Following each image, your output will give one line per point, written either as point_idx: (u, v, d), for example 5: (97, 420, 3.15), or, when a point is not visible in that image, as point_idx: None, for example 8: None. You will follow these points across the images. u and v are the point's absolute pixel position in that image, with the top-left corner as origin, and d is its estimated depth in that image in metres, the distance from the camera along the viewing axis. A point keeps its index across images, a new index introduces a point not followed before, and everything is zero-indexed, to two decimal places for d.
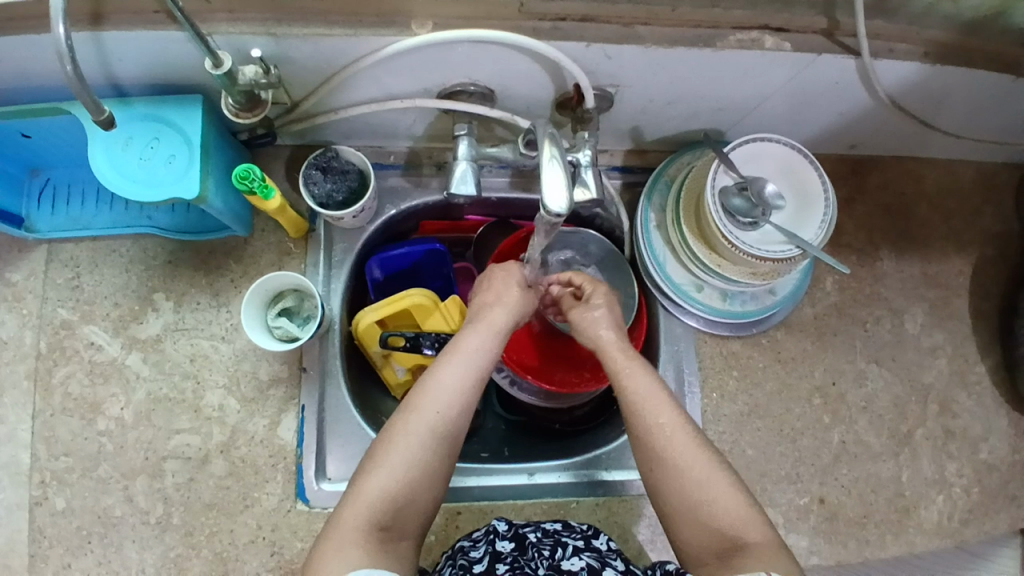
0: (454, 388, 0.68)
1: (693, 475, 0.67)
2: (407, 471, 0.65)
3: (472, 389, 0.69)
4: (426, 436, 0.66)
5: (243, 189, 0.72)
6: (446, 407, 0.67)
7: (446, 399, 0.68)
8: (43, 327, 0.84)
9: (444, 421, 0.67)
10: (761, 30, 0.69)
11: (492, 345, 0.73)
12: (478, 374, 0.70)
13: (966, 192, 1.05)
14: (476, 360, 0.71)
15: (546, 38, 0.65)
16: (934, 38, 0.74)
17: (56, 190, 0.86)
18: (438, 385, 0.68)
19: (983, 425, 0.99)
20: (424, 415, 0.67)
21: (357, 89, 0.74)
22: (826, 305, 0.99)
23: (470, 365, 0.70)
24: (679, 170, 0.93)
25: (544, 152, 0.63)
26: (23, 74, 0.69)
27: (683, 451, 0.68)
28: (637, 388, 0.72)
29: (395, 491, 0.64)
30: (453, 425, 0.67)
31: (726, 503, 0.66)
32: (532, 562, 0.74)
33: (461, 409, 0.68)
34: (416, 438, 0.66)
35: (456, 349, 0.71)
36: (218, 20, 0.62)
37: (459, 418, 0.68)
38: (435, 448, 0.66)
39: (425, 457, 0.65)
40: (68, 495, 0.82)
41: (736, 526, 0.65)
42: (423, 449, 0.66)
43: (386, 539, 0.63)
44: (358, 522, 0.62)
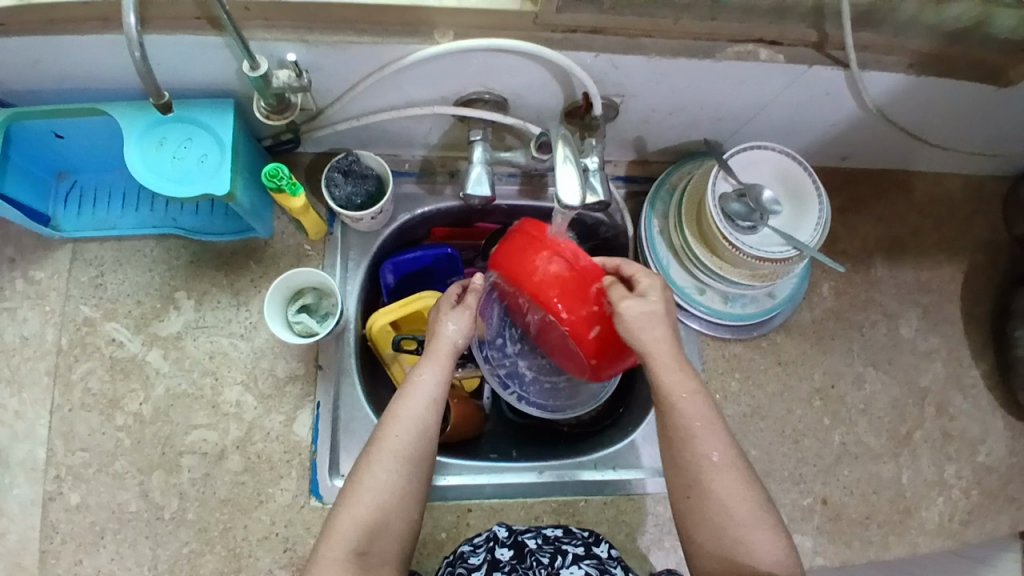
0: (413, 422, 0.71)
1: (726, 497, 0.70)
2: (377, 504, 0.68)
3: (432, 419, 0.72)
4: (391, 470, 0.69)
5: (272, 186, 0.77)
6: (407, 439, 0.70)
7: (405, 431, 0.70)
8: (66, 324, 0.87)
9: (405, 455, 0.69)
10: (756, 43, 0.74)
11: (443, 374, 0.73)
12: (434, 408, 0.72)
13: (956, 203, 1.10)
14: (430, 395, 0.72)
15: (557, 49, 0.70)
16: (919, 50, 0.79)
17: (83, 192, 0.90)
18: (395, 421, 0.71)
19: (980, 428, 1.02)
20: (385, 450, 0.69)
21: (379, 97, 0.79)
22: (823, 309, 1.02)
23: (424, 397, 0.72)
24: (680, 179, 0.98)
25: (558, 153, 0.67)
26: (64, 77, 0.74)
27: (719, 478, 0.70)
28: (689, 410, 0.72)
29: (368, 526, 0.67)
30: (416, 455, 0.70)
31: (753, 530, 0.69)
32: (530, 571, 0.79)
33: (421, 442, 0.70)
34: (380, 476, 0.68)
35: (409, 388, 0.73)
36: (254, 28, 0.67)
37: (421, 451, 0.70)
38: (402, 481, 0.69)
39: (392, 490, 0.68)
40: (83, 491, 0.83)
41: (757, 556, 0.69)
42: (391, 483, 0.68)
43: (367, 565, 0.66)
44: (337, 556, 0.66)
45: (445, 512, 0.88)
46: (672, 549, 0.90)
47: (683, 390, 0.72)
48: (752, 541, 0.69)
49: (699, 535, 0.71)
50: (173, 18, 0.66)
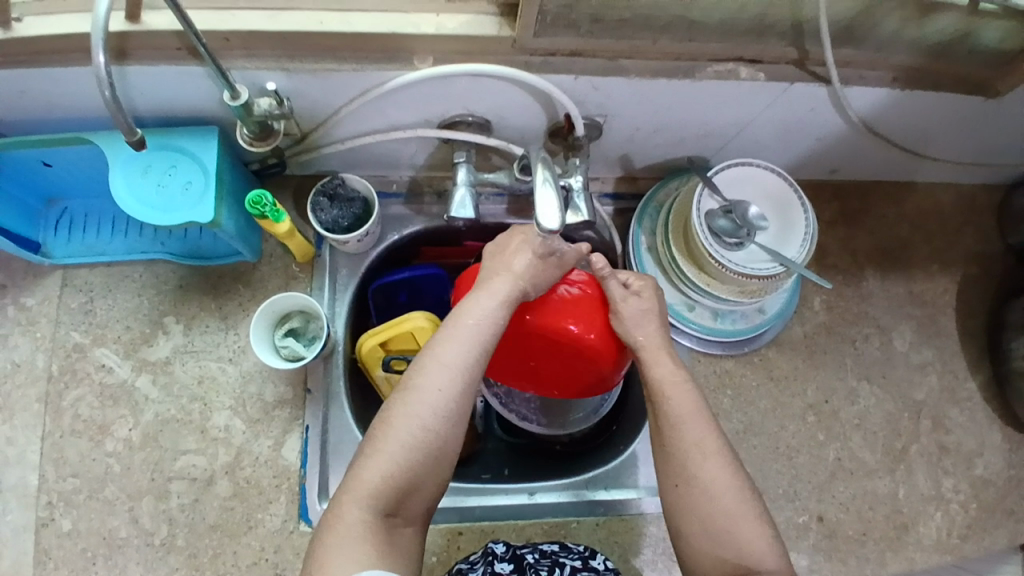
0: (456, 368, 0.64)
1: (712, 482, 0.65)
2: (409, 457, 0.61)
3: (475, 369, 0.65)
4: (428, 419, 0.62)
5: (255, 213, 0.77)
6: (446, 387, 0.63)
7: (448, 376, 0.64)
8: (56, 350, 0.87)
9: (446, 401, 0.63)
10: (737, 61, 0.74)
11: (496, 319, 0.67)
12: (478, 354, 0.65)
13: (948, 213, 1.09)
14: (475, 340, 0.65)
15: (537, 72, 0.71)
16: (904, 64, 0.79)
17: (73, 218, 0.91)
18: (438, 364, 0.64)
19: (977, 441, 1.00)
20: (425, 397, 0.62)
21: (363, 121, 0.80)
22: (815, 323, 1.02)
23: (469, 341, 0.65)
24: (667, 196, 0.98)
25: (538, 175, 0.68)
26: (50, 105, 0.74)
27: (703, 463, 0.65)
28: (674, 395, 0.68)
29: (399, 480, 0.60)
30: (456, 407, 0.63)
31: (750, 526, 0.64)
32: None
33: (462, 392, 0.64)
34: (416, 421, 0.62)
35: (457, 325, 0.66)
36: (235, 57, 0.68)
37: (461, 402, 0.63)
38: (438, 432, 0.62)
39: (427, 441, 0.62)
40: (74, 517, 0.83)
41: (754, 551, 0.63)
42: (428, 432, 0.62)
43: (391, 526, 0.61)
44: (355, 514, 0.59)
45: (435, 535, 0.87)
46: (666, 569, 0.89)
47: (675, 380, 0.69)
48: (754, 546, 0.63)
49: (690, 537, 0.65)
50: (155, 49, 0.66)
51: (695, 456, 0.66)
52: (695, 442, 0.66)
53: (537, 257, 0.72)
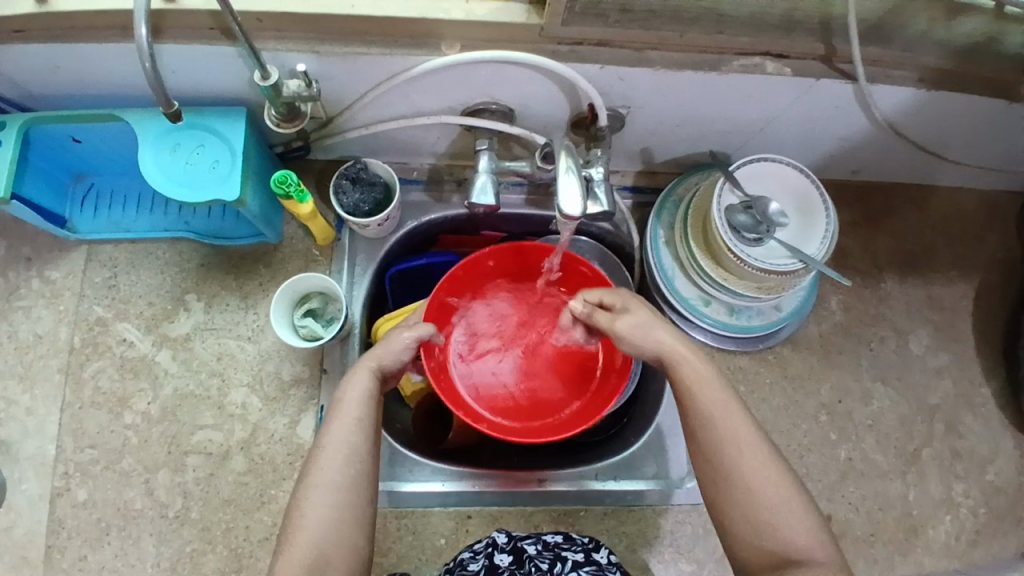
0: (342, 449, 0.66)
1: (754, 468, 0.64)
2: (322, 541, 0.63)
3: (363, 441, 0.67)
4: (331, 500, 0.64)
5: (280, 193, 0.78)
6: (337, 469, 0.65)
7: (340, 455, 0.66)
8: (78, 323, 0.89)
9: (343, 478, 0.65)
10: (763, 56, 0.74)
11: (364, 396, 0.69)
12: (365, 427, 0.68)
13: (969, 218, 1.09)
14: (360, 416, 0.68)
15: (563, 60, 0.71)
16: (933, 64, 0.78)
17: (98, 194, 0.92)
18: (328, 449, 0.66)
19: (989, 447, 1.00)
20: (322, 482, 0.65)
21: (389, 106, 0.80)
22: (831, 323, 1.01)
23: (349, 419, 0.68)
24: (687, 190, 0.97)
25: (561, 164, 0.68)
26: (83, 81, 0.76)
27: (756, 462, 0.64)
28: (704, 391, 0.67)
29: (311, 564, 0.61)
30: (353, 481, 0.65)
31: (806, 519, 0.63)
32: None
33: (355, 465, 0.66)
34: (319, 506, 0.64)
35: (338, 410, 0.69)
36: (266, 38, 0.69)
37: (357, 477, 0.66)
38: (341, 507, 0.64)
39: (334, 523, 0.63)
40: (91, 487, 0.84)
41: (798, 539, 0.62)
42: (332, 519, 0.63)
43: None
44: None
45: (445, 519, 0.89)
46: (672, 562, 0.90)
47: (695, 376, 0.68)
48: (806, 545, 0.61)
49: (740, 526, 0.63)
50: (189, 28, 0.67)
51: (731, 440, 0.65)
52: (747, 452, 0.64)
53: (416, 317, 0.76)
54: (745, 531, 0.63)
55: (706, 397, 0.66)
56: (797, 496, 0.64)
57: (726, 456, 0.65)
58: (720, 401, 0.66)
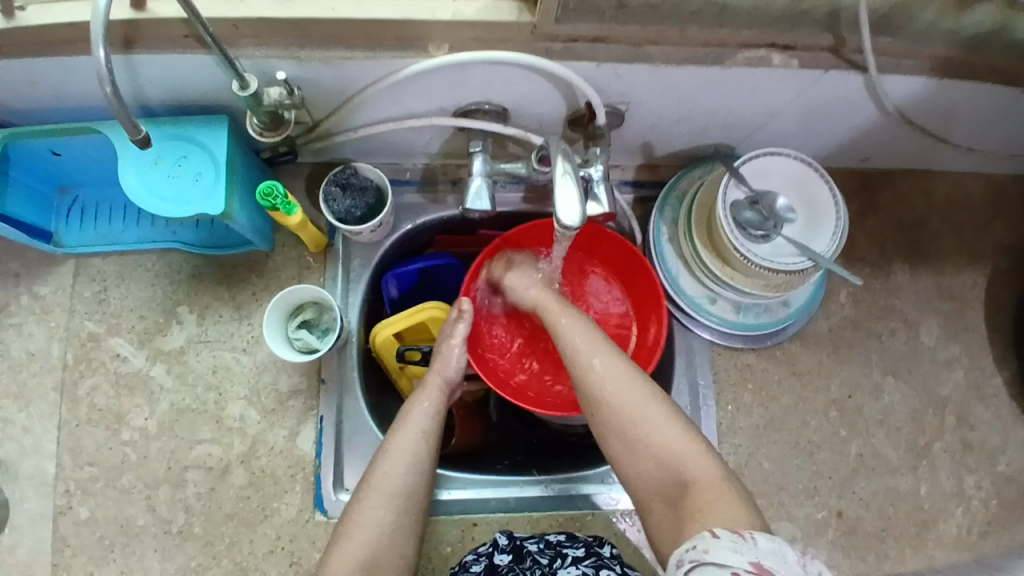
0: (407, 454, 0.72)
1: (619, 396, 0.67)
2: (376, 537, 0.67)
3: (426, 455, 0.73)
4: (388, 502, 0.68)
5: (266, 205, 0.75)
6: (399, 473, 0.70)
7: (402, 461, 0.71)
8: (71, 339, 0.87)
9: (404, 481, 0.70)
10: (768, 47, 0.70)
11: (433, 410, 0.77)
12: (429, 438, 0.74)
13: (980, 203, 1.05)
14: (426, 425, 0.74)
15: (557, 60, 0.67)
16: (946, 51, 0.74)
17: (84, 207, 0.90)
18: (391, 453, 0.72)
19: (1000, 437, 0.98)
20: (385, 478, 0.70)
21: (377, 109, 0.77)
22: (841, 317, 0.99)
23: (417, 432, 0.74)
24: (690, 185, 0.94)
25: (557, 168, 0.65)
26: (59, 95, 0.73)
27: (631, 396, 0.67)
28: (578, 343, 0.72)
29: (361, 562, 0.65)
30: (411, 491, 0.70)
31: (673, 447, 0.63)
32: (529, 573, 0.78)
33: (420, 469, 0.71)
34: (382, 503, 0.68)
35: (406, 416, 0.75)
36: (244, 45, 0.65)
37: (415, 485, 0.70)
38: (398, 508, 0.69)
39: (390, 527, 0.68)
40: (92, 505, 0.84)
41: (688, 464, 0.63)
42: (388, 523, 0.67)
43: None
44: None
45: (450, 527, 0.87)
46: None
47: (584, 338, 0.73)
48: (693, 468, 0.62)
49: (634, 463, 0.65)
50: (161, 38, 0.64)
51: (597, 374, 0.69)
52: (609, 385, 0.68)
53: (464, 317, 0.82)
54: (642, 467, 0.65)
55: (585, 351, 0.71)
56: (672, 420, 0.65)
57: (603, 392, 0.68)
58: (597, 352, 0.71)
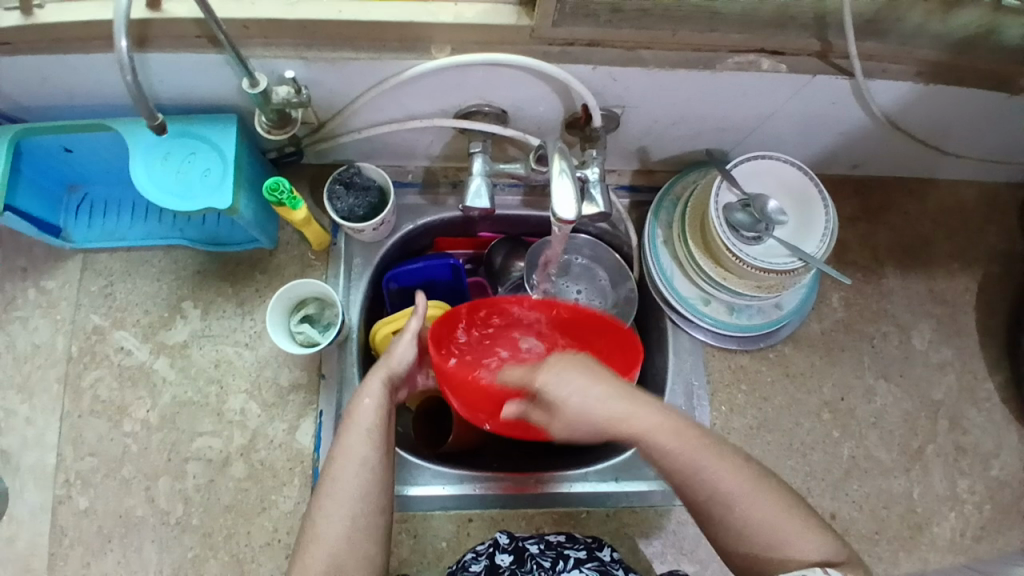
0: (354, 461, 0.67)
1: (710, 472, 0.63)
2: (335, 555, 0.64)
3: (376, 458, 0.68)
4: (341, 519, 0.65)
5: (273, 200, 0.78)
6: (350, 483, 0.66)
7: (347, 473, 0.67)
8: (76, 332, 0.89)
9: (356, 491, 0.66)
10: (758, 52, 0.73)
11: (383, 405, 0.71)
12: (376, 441, 0.69)
13: (973, 210, 1.07)
14: (371, 426, 0.69)
15: (554, 62, 0.70)
16: (932, 57, 0.77)
17: (93, 204, 0.92)
18: (337, 464, 0.67)
19: (994, 441, 0.99)
20: (332, 494, 0.66)
21: (381, 110, 0.80)
22: (833, 320, 1.00)
23: (364, 438, 0.68)
24: (684, 189, 0.96)
25: (554, 166, 0.68)
26: (75, 92, 0.76)
27: (711, 463, 0.64)
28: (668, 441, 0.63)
29: None
30: (364, 499, 0.66)
31: (783, 523, 0.63)
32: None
33: (367, 479, 0.67)
34: (335, 520, 0.65)
35: (349, 418, 0.70)
36: (254, 45, 0.68)
37: (368, 491, 0.67)
38: (349, 521, 0.65)
39: (355, 507, 0.66)
40: (91, 496, 0.85)
41: (789, 533, 0.62)
42: (355, 513, 0.66)
43: None
44: None
45: (445, 522, 0.89)
46: (674, 562, 0.89)
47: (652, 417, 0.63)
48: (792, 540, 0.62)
49: (727, 535, 0.64)
50: (175, 37, 0.67)
51: (687, 460, 0.63)
52: (694, 454, 0.63)
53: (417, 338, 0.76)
54: (732, 540, 0.64)
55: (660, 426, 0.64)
56: (757, 482, 0.64)
57: (692, 466, 0.64)
58: (679, 427, 0.64)
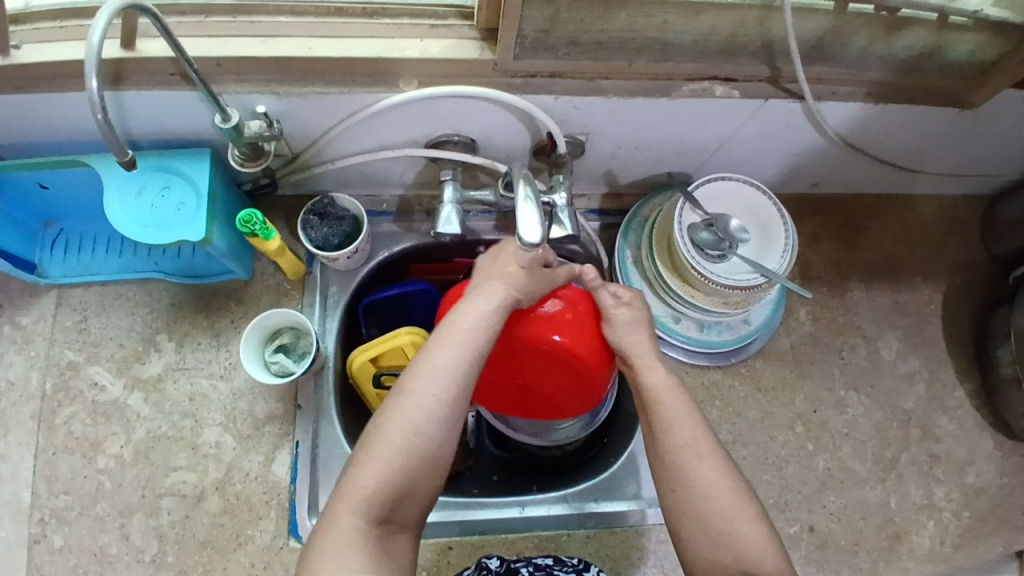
0: (448, 375, 0.64)
1: (683, 444, 0.66)
2: (403, 465, 0.60)
3: (469, 378, 0.65)
4: (423, 428, 0.61)
5: (246, 232, 0.79)
6: (440, 395, 0.63)
7: (438, 384, 0.63)
8: (50, 368, 0.88)
9: (440, 406, 0.62)
10: (711, 80, 0.77)
11: (487, 322, 0.67)
12: (471, 360, 0.65)
13: (932, 225, 1.12)
14: (471, 345, 0.66)
15: (518, 92, 0.73)
16: (879, 79, 0.81)
17: (68, 239, 0.93)
18: (428, 372, 0.64)
19: (967, 448, 1.01)
20: (416, 398, 0.62)
21: (353, 141, 0.82)
22: (801, 334, 1.03)
23: (464, 352, 0.65)
24: (651, 211, 1.00)
25: (520, 192, 0.70)
26: (50, 129, 0.77)
27: (685, 437, 0.67)
28: (669, 408, 0.69)
29: (390, 487, 0.59)
30: (448, 416, 0.63)
31: (746, 527, 0.62)
32: None
33: (456, 396, 0.63)
34: (411, 424, 0.61)
35: (447, 330, 0.66)
36: (227, 82, 0.70)
37: (456, 410, 0.63)
38: (429, 434, 0.62)
39: (437, 419, 0.62)
40: (66, 534, 0.83)
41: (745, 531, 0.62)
42: (422, 424, 0.61)
43: (384, 534, 0.59)
44: (348, 519, 0.58)
45: (424, 551, 0.87)
46: None
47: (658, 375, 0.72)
48: (748, 539, 0.62)
49: (679, 512, 0.64)
50: (150, 75, 0.69)
51: (665, 424, 0.68)
52: (672, 421, 0.68)
53: (535, 261, 0.72)
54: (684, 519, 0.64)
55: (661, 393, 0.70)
56: (727, 475, 0.65)
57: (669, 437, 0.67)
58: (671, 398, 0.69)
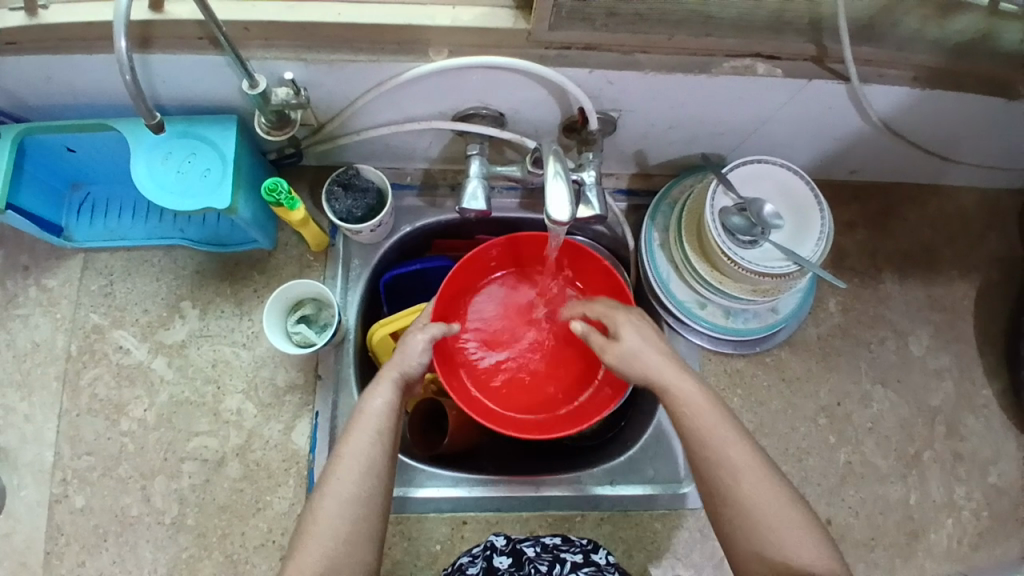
0: (359, 460, 0.66)
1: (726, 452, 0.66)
2: (329, 554, 0.62)
3: (382, 457, 0.67)
4: (343, 516, 0.64)
5: (271, 201, 0.78)
6: (354, 480, 0.65)
7: (353, 471, 0.66)
8: (75, 330, 0.90)
9: (359, 491, 0.65)
10: (754, 57, 0.74)
11: (390, 400, 0.70)
12: (385, 441, 0.68)
13: (972, 217, 1.07)
14: (379, 428, 0.68)
15: (551, 65, 0.71)
16: (932, 61, 0.77)
17: (94, 203, 0.93)
18: (341, 460, 0.66)
19: (993, 448, 0.99)
20: (335, 489, 0.65)
21: (379, 112, 0.80)
22: (830, 325, 1.01)
23: (363, 460, 0.66)
24: (681, 193, 0.97)
25: (549, 168, 0.68)
26: (78, 92, 0.77)
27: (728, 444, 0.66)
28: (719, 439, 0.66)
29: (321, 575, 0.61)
30: (369, 496, 0.65)
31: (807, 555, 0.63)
32: None
33: (369, 476, 0.65)
34: (333, 519, 0.63)
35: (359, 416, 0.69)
36: (254, 47, 0.69)
37: (374, 489, 0.65)
38: (350, 521, 0.64)
39: (358, 503, 0.64)
40: (88, 494, 0.85)
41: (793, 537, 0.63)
42: (345, 514, 0.64)
43: None
44: None
45: (440, 524, 0.88)
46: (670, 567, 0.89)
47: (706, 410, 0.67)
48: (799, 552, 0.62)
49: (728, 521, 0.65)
50: (178, 38, 0.68)
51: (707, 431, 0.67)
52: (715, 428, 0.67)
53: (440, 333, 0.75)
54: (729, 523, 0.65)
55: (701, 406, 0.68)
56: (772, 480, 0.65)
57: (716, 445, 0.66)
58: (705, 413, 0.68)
